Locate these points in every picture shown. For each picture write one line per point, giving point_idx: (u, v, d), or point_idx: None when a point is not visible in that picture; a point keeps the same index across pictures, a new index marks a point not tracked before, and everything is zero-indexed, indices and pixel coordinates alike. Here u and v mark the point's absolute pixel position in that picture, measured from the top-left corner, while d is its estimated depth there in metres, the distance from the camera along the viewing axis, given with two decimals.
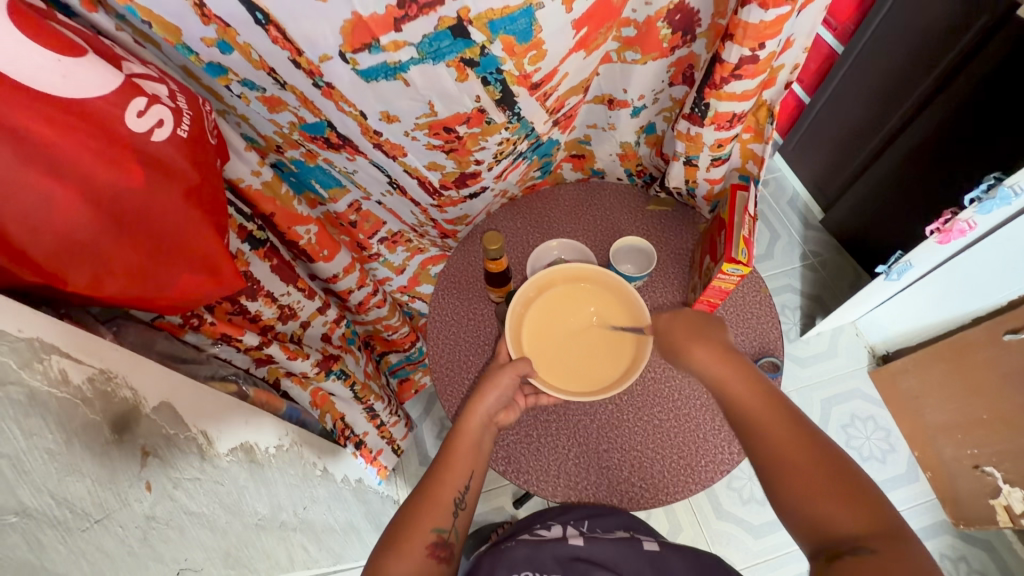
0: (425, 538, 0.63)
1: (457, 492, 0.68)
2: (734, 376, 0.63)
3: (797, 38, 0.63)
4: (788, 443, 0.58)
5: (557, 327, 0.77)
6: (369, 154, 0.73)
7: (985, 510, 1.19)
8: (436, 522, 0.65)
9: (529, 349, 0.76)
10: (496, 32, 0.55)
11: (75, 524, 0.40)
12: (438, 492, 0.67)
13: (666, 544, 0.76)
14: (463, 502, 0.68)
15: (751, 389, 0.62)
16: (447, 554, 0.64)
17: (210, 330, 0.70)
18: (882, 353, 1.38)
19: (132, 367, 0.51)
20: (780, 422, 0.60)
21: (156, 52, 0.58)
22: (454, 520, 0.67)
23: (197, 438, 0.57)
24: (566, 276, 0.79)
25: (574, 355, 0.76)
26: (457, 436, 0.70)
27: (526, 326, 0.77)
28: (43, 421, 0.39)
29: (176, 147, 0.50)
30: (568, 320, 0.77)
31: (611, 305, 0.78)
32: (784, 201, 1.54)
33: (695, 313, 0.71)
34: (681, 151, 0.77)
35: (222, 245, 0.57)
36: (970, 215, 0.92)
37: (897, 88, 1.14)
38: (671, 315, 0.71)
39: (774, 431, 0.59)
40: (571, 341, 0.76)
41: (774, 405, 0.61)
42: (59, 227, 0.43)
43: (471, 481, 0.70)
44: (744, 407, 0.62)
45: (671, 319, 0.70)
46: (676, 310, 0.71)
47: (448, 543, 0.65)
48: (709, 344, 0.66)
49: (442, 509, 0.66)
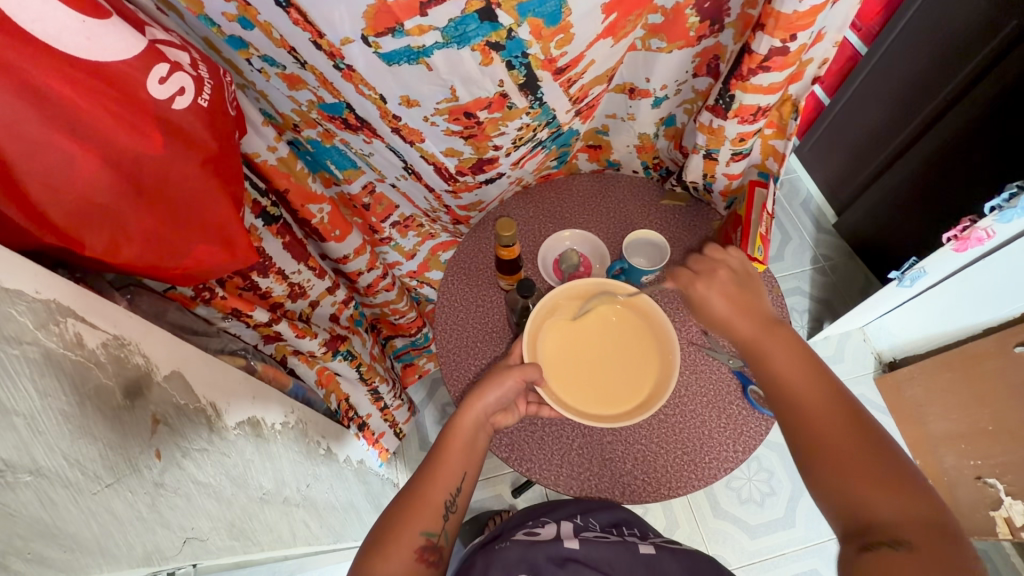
0: (413, 542, 0.64)
1: (449, 494, 0.68)
2: (780, 351, 0.63)
3: (828, 32, 0.62)
4: (831, 419, 0.58)
5: (588, 338, 0.77)
6: (386, 138, 0.73)
7: (984, 521, 1.17)
8: (424, 525, 0.65)
9: (566, 392, 0.74)
10: (525, 15, 0.54)
11: (87, 486, 0.40)
12: (426, 493, 0.67)
13: (661, 546, 0.76)
14: (454, 504, 0.68)
15: (790, 361, 0.63)
16: (437, 557, 0.65)
17: (221, 304, 0.70)
18: (890, 360, 1.37)
19: (145, 336, 0.50)
20: (824, 394, 0.60)
21: (178, 20, 0.58)
22: (444, 524, 0.67)
23: (206, 410, 0.57)
24: (602, 295, 0.78)
25: (592, 365, 0.75)
26: (453, 433, 0.70)
27: (547, 369, 0.75)
28: (57, 382, 0.39)
29: (196, 116, 0.49)
30: (581, 348, 0.76)
31: (647, 347, 0.76)
32: (798, 202, 1.53)
33: (734, 275, 0.69)
34: (701, 144, 0.76)
35: (236, 215, 0.57)
36: (989, 224, 0.91)
37: (918, 92, 1.13)
38: (707, 281, 0.68)
39: (817, 409, 0.59)
40: (595, 366, 0.75)
41: (815, 373, 0.62)
42: (77, 188, 0.43)
43: (463, 483, 0.70)
44: (791, 389, 0.61)
45: (709, 285, 0.68)
46: (709, 274, 0.69)
47: (438, 547, 0.65)
48: (753, 316, 0.66)
49: (434, 507, 0.66)
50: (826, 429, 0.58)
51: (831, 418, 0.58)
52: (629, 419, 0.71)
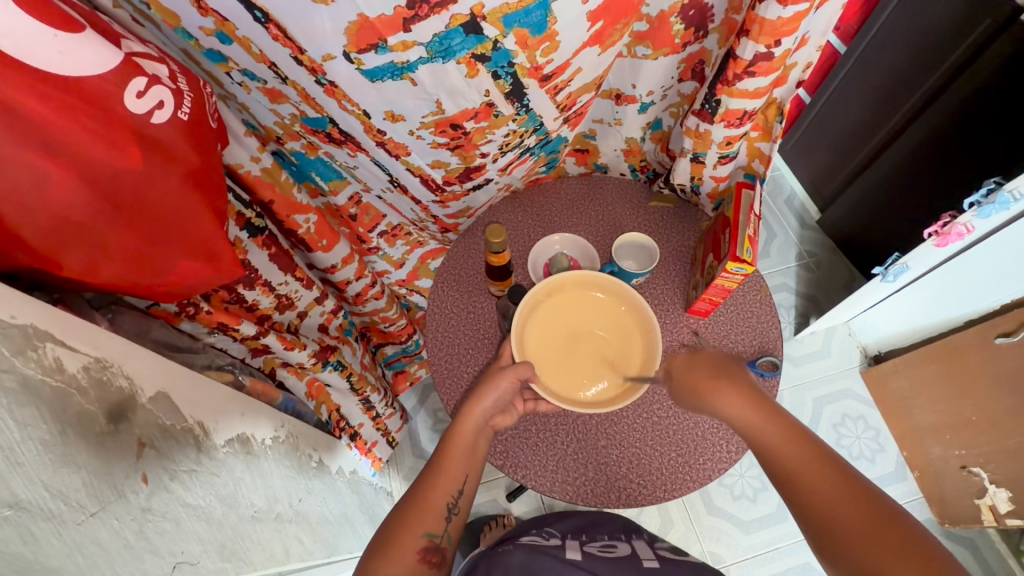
0: (417, 542, 0.63)
1: (450, 497, 0.67)
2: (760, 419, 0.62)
3: (812, 36, 0.62)
4: (816, 471, 0.58)
5: (565, 323, 0.77)
6: (371, 152, 0.71)
7: (971, 509, 1.20)
8: (428, 526, 0.65)
9: (563, 387, 0.74)
10: (510, 26, 0.54)
11: (70, 517, 0.39)
12: (429, 496, 0.66)
13: (666, 560, 0.73)
14: (457, 506, 0.68)
15: (772, 427, 0.62)
16: (440, 559, 0.64)
17: (206, 319, 0.68)
18: (875, 353, 1.39)
19: (127, 356, 0.49)
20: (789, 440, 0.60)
21: (155, 31, 0.56)
22: (447, 525, 0.66)
23: (193, 430, 0.56)
24: (579, 283, 0.78)
25: (575, 352, 0.75)
26: (456, 438, 0.70)
27: (538, 367, 0.74)
28: (37, 411, 0.38)
29: (176, 129, 0.49)
30: (569, 341, 0.76)
31: (627, 332, 0.76)
32: (782, 200, 1.54)
33: (716, 354, 0.70)
34: (689, 147, 0.76)
35: (219, 231, 0.56)
36: (968, 219, 0.92)
37: (896, 91, 1.14)
38: (688, 355, 0.71)
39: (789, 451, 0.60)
40: (585, 358, 0.75)
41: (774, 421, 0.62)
42: (53, 208, 0.41)
43: (465, 485, 0.69)
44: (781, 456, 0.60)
45: (688, 360, 0.70)
46: (696, 351, 0.71)
47: (440, 548, 0.64)
48: (730, 385, 0.65)
49: (435, 512, 0.66)
50: (819, 490, 0.56)
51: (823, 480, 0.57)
52: (622, 402, 0.71)
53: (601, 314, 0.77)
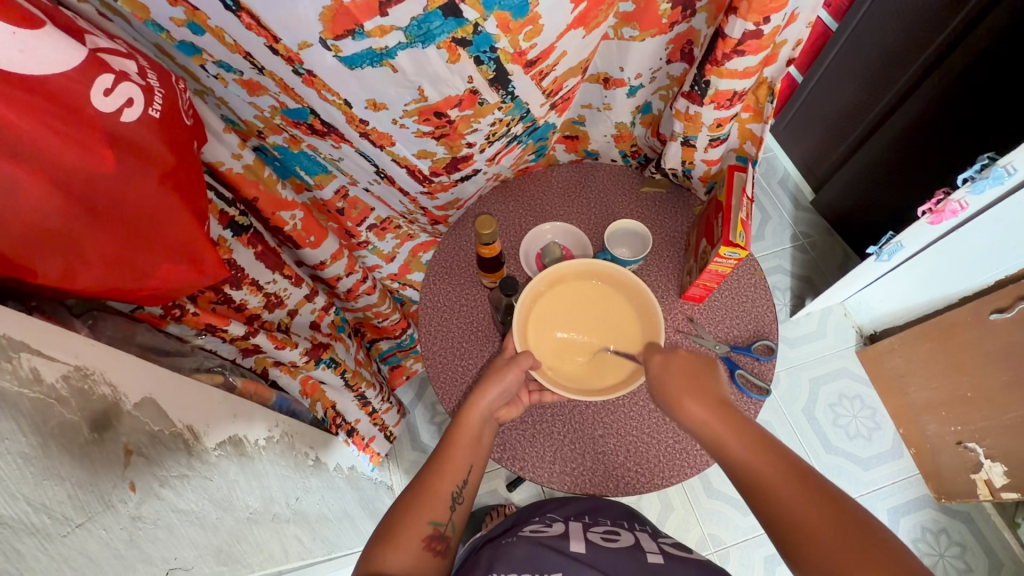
0: (422, 529, 0.63)
1: (456, 485, 0.67)
2: (729, 433, 0.60)
3: (801, 13, 0.60)
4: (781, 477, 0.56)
5: (565, 316, 0.76)
6: (355, 143, 0.70)
7: (967, 484, 1.21)
8: (433, 514, 0.65)
9: (573, 380, 0.73)
10: (490, 8, 0.52)
11: (55, 529, 0.38)
12: (435, 483, 0.66)
13: (671, 556, 0.72)
14: (462, 495, 0.68)
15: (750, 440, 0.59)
16: (444, 547, 0.64)
17: (192, 321, 0.67)
18: (870, 332, 1.39)
19: (109, 364, 0.48)
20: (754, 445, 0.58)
21: (125, 25, 0.55)
22: (452, 513, 0.66)
23: (183, 434, 0.55)
24: (580, 272, 0.77)
25: (578, 341, 0.75)
26: (461, 428, 0.69)
27: (544, 362, 0.73)
28: (15, 424, 0.37)
29: (148, 128, 0.47)
30: (571, 330, 0.75)
31: (631, 325, 0.75)
32: (776, 181, 1.53)
33: (692, 355, 0.67)
34: (679, 131, 0.75)
35: (202, 233, 0.55)
36: (962, 195, 0.91)
37: (888, 67, 1.13)
38: (664, 356, 0.66)
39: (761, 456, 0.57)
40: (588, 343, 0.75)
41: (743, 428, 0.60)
42: (27, 214, 0.40)
43: (470, 474, 0.69)
44: (773, 488, 0.56)
45: (665, 361, 0.66)
46: (670, 349, 0.67)
47: (445, 536, 0.65)
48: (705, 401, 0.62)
49: (441, 500, 0.66)
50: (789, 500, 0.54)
51: (821, 512, 0.53)
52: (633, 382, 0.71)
53: (600, 300, 0.76)
